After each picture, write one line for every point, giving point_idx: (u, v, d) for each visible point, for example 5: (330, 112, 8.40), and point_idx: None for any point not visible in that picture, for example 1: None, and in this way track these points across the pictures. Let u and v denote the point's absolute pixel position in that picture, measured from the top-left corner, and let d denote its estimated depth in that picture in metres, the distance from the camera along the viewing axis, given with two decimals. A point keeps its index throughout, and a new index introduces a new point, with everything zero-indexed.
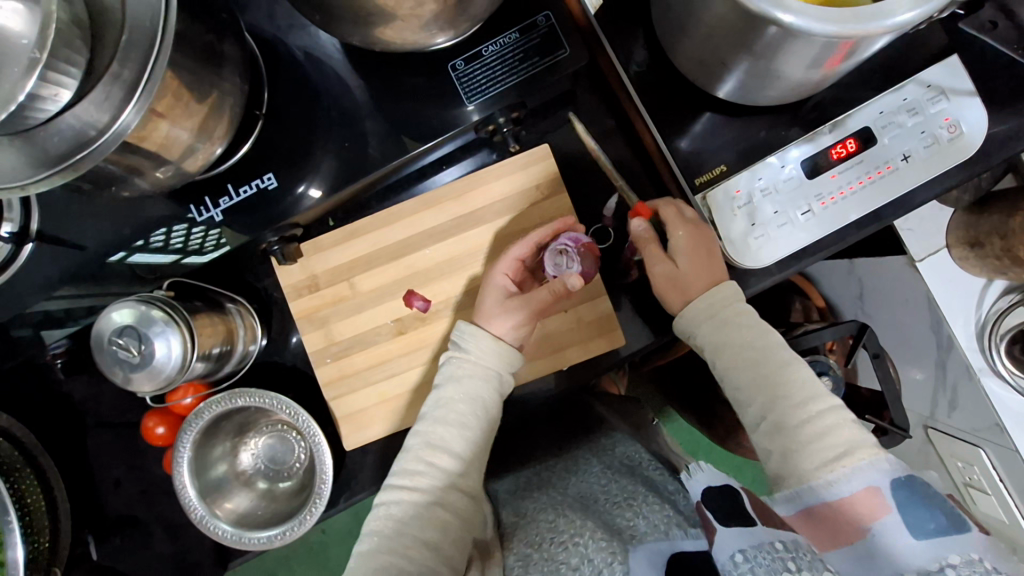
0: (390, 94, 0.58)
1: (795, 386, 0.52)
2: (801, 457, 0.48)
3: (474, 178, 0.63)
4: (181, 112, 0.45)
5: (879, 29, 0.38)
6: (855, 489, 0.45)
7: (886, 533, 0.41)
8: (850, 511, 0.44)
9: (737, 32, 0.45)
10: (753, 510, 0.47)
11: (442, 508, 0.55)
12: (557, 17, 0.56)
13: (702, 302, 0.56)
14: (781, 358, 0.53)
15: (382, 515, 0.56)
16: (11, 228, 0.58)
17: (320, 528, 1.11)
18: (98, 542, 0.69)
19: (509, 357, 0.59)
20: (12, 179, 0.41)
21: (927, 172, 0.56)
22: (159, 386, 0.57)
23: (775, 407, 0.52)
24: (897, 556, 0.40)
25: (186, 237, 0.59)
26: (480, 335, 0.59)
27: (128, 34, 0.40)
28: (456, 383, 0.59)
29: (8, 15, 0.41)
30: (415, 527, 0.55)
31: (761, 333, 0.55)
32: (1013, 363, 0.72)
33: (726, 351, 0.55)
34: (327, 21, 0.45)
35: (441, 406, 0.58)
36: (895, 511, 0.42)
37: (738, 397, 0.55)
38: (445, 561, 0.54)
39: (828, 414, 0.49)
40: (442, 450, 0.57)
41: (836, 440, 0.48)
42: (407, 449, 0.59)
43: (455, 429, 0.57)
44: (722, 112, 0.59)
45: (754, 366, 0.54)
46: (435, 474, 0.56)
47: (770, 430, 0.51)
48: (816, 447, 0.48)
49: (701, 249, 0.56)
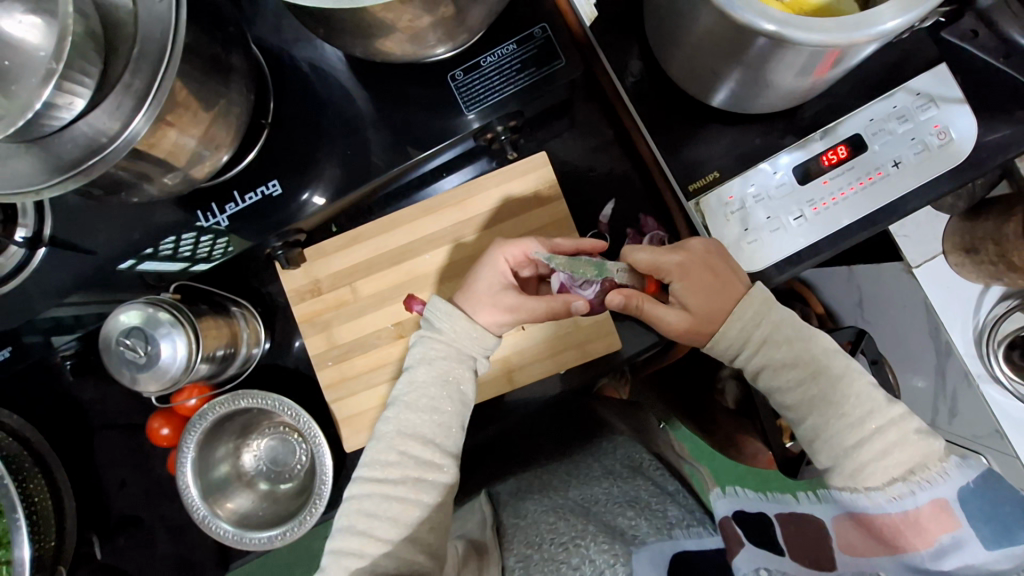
0: (392, 104, 0.60)
1: (853, 403, 0.53)
2: (867, 476, 0.51)
3: (474, 184, 0.65)
4: (189, 120, 0.47)
5: (865, 37, 0.39)
6: (920, 501, 0.47)
7: (961, 545, 0.42)
8: (918, 522, 0.45)
9: (725, 42, 0.46)
10: (787, 538, 0.47)
11: (416, 499, 0.58)
12: (554, 28, 0.58)
13: (734, 325, 0.56)
14: (833, 373, 0.54)
15: (354, 508, 0.58)
16: (24, 233, 0.60)
17: (323, 532, 1.13)
18: (102, 542, 0.70)
19: (485, 340, 0.60)
20: (26, 183, 0.43)
21: (919, 178, 0.57)
22: (165, 386, 0.59)
23: (829, 425, 0.53)
24: (968, 562, 0.41)
25: (195, 246, 0.61)
26: (455, 317, 0.60)
27: (140, 46, 0.42)
28: (428, 365, 0.60)
29: (26, 28, 0.43)
30: (391, 520, 0.57)
31: (805, 347, 0.55)
32: (1011, 369, 0.74)
33: (767, 371, 0.56)
34: (330, 34, 0.47)
35: (412, 390, 0.60)
36: (968, 523, 0.43)
37: (787, 413, 0.56)
38: (421, 548, 0.56)
39: (890, 429, 0.51)
40: (413, 438, 0.59)
41: (900, 458, 0.50)
42: (379, 436, 0.60)
43: (425, 413, 0.59)
44: (716, 121, 0.60)
45: (801, 385, 0.55)
46: (407, 462, 0.58)
47: (822, 447, 0.54)
48: (879, 465, 0.51)
49: (703, 275, 0.55)
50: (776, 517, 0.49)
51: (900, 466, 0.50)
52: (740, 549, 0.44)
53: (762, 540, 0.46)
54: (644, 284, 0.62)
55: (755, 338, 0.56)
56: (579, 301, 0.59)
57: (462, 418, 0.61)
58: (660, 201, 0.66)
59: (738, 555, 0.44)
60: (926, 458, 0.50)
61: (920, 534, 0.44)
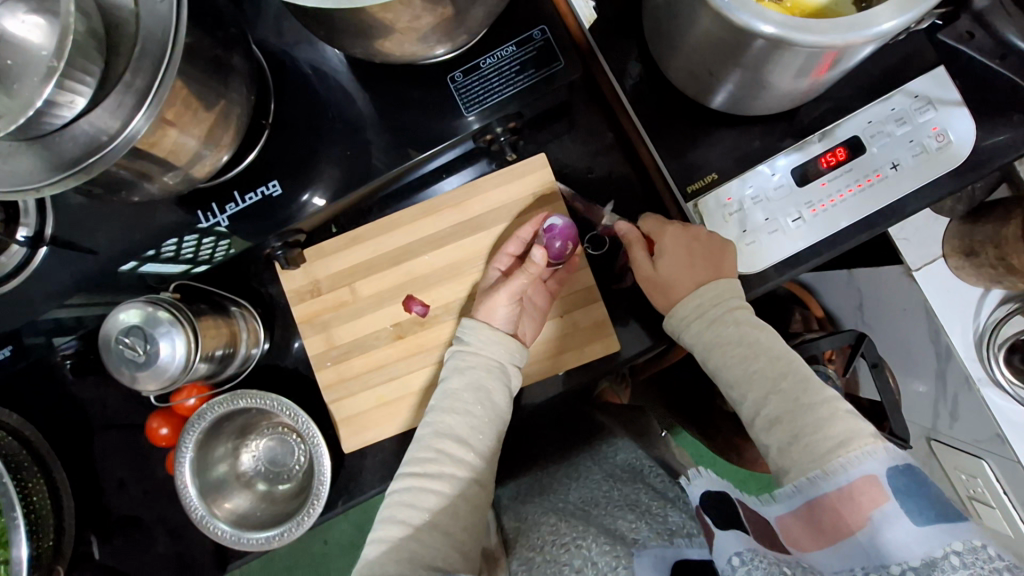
0: (392, 106, 0.60)
1: (790, 379, 0.53)
2: (800, 451, 0.49)
3: (474, 186, 0.65)
4: (189, 119, 0.47)
5: (860, 38, 0.40)
6: (853, 476, 0.45)
7: (890, 521, 0.42)
8: (851, 498, 0.44)
9: (723, 44, 0.46)
10: (747, 519, 0.47)
11: (456, 496, 0.58)
12: (552, 31, 0.58)
13: (690, 303, 0.58)
14: (774, 354, 0.55)
15: (394, 500, 0.58)
16: (26, 232, 0.61)
17: (322, 535, 1.13)
18: (100, 542, 0.70)
19: (510, 346, 0.61)
20: (27, 181, 0.43)
21: (916, 180, 0.57)
22: (164, 386, 0.59)
23: (769, 400, 0.53)
24: (900, 541, 0.41)
25: (197, 247, 0.61)
26: (481, 327, 0.61)
27: (142, 46, 0.43)
28: (460, 374, 0.61)
29: (30, 29, 0.44)
30: (429, 512, 0.57)
31: (750, 328, 0.56)
32: (1014, 373, 0.71)
33: (715, 347, 0.56)
34: (330, 36, 0.48)
35: (447, 396, 0.60)
36: (896, 497, 0.43)
37: (732, 392, 0.56)
38: (454, 544, 0.56)
39: (825, 405, 0.50)
40: (450, 438, 0.59)
41: (835, 432, 0.48)
42: (418, 437, 0.61)
43: (461, 416, 0.59)
44: (714, 123, 0.60)
45: (744, 362, 0.55)
46: (445, 460, 0.58)
47: (764, 425, 0.53)
48: (816, 438, 0.49)
49: (713, 251, 0.56)
50: (738, 502, 0.49)
51: (834, 441, 0.48)
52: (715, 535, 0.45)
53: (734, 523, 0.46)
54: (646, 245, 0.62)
55: (711, 314, 0.57)
56: (538, 252, 0.59)
57: (496, 424, 0.61)
58: (659, 203, 0.66)
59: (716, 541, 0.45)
60: (856, 434, 0.48)
61: (854, 514, 0.43)
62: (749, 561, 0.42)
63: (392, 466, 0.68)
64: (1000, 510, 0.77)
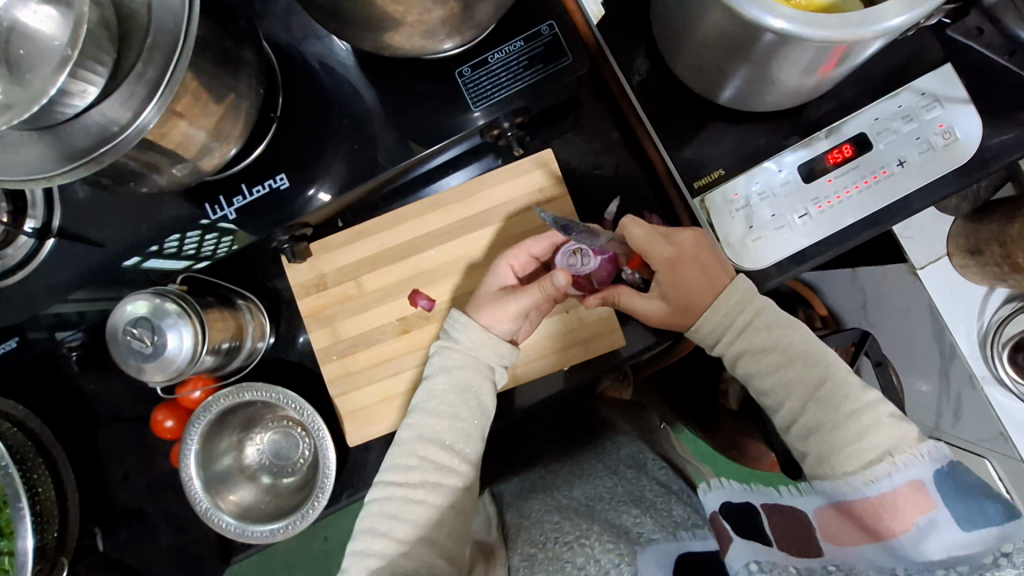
0: (400, 100, 0.60)
1: (828, 385, 0.54)
2: (840, 460, 0.52)
3: (481, 180, 0.65)
4: (199, 112, 0.47)
5: (871, 33, 0.40)
6: (898, 482, 0.49)
7: (938, 526, 0.43)
8: (896, 504, 0.47)
9: (732, 40, 0.46)
10: (771, 528, 0.49)
11: (444, 505, 0.59)
12: (560, 26, 0.58)
13: (715, 314, 0.58)
14: (811, 359, 0.56)
15: (376, 510, 0.59)
16: (34, 224, 0.61)
17: (323, 531, 1.13)
18: (105, 534, 0.71)
19: (502, 350, 0.61)
20: (37, 171, 0.43)
21: (922, 177, 0.57)
22: (170, 377, 0.59)
23: (806, 408, 0.55)
24: (945, 545, 0.42)
25: (199, 243, 0.61)
26: (473, 328, 0.61)
27: (153, 37, 0.43)
28: (446, 373, 0.61)
29: (42, 20, 0.44)
30: (415, 524, 0.58)
31: (782, 332, 0.57)
32: (1016, 370, 0.73)
33: (746, 355, 0.58)
34: (340, 29, 0.48)
35: (432, 398, 0.61)
36: (946, 505, 0.45)
37: (765, 399, 0.58)
38: (440, 553, 0.57)
39: (865, 413, 0.52)
40: (433, 443, 0.60)
41: (877, 441, 0.51)
42: (399, 441, 0.61)
43: (448, 421, 0.60)
44: (721, 119, 0.60)
45: (779, 370, 0.56)
46: (426, 467, 0.59)
47: (800, 432, 0.55)
48: (856, 448, 0.51)
49: (697, 265, 0.58)
50: (763, 506, 0.51)
51: (875, 449, 0.51)
52: (730, 543, 0.46)
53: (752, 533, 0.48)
54: (629, 259, 0.65)
55: (737, 323, 0.58)
56: (559, 275, 0.58)
57: (482, 424, 0.62)
58: (664, 198, 0.66)
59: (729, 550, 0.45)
60: (898, 441, 0.50)
61: (897, 518, 0.46)
62: (766, 570, 0.42)
63: None
64: None
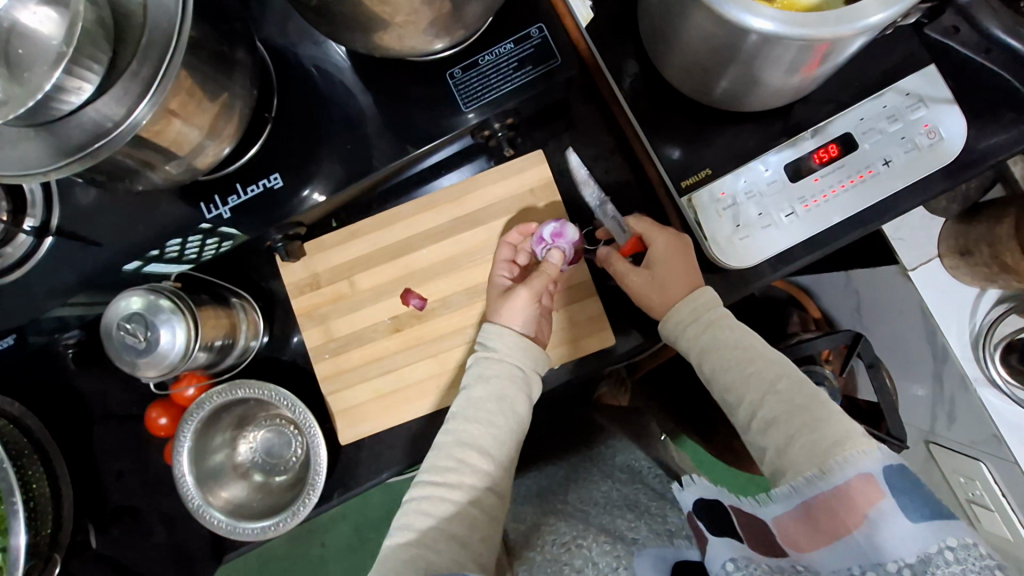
0: (392, 101, 0.61)
1: (784, 381, 0.54)
2: (796, 451, 0.50)
3: (472, 181, 0.66)
4: (193, 110, 0.49)
5: (851, 31, 0.40)
6: (848, 475, 0.45)
7: (886, 518, 0.41)
8: (848, 498, 0.44)
9: (716, 40, 0.47)
10: (742, 528, 0.47)
11: (469, 503, 0.57)
12: (550, 28, 0.59)
13: (687, 305, 0.59)
14: (768, 358, 0.56)
15: (412, 508, 0.58)
16: (33, 223, 0.62)
17: (320, 538, 1.13)
18: (97, 532, 0.71)
19: (531, 353, 0.62)
20: (33, 166, 0.44)
21: (908, 176, 0.58)
22: (163, 372, 0.60)
23: (764, 402, 0.54)
24: (899, 539, 0.40)
25: (200, 248, 0.64)
26: (506, 333, 0.61)
27: (148, 37, 0.44)
28: (485, 382, 0.60)
29: (41, 21, 0.45)
30: (440, 520, 0.56)
31: (741, 331, 0.58)
32: (1009, 372, 0.72)
33: (712, 351, 0.58)
34: (333, 30, 0.49)
35: (472, 405, 0.60)
36: (892, 493, 0.42)
37: (727, 396, 0.57)
38: (471, 556, 0.55)
39: (815, 406, 0.52)
40: (472, 448, 0.59)
41: (828, 433, 0.49)
42: (438, 445, 0.60)
43: (484, 427, 0.59)
44: (708, 120, 0.61)
45: (740, 365, 0.56)
46: (464, 470, 0.58)
47: (758, 428, 0.54)
48: (810, 439, 0.50)
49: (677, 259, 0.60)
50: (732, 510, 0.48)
51: (828, 441, 0.49)
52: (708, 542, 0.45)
53: (724, 529, 0.46)
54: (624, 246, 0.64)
55: (704, 320, 0.59)
56: (556, 254, 0.61)
57: (518, 433, 0.61)
58: (655, 200, 0.67)
59: (708, 549, 0.44)
60: (846, 437, 0.49)
61: (851, 513, 0.43)
62: (743, 568, 0.42)
63: (390, 458, 0.68)
64: (999, 514, 0.76)
